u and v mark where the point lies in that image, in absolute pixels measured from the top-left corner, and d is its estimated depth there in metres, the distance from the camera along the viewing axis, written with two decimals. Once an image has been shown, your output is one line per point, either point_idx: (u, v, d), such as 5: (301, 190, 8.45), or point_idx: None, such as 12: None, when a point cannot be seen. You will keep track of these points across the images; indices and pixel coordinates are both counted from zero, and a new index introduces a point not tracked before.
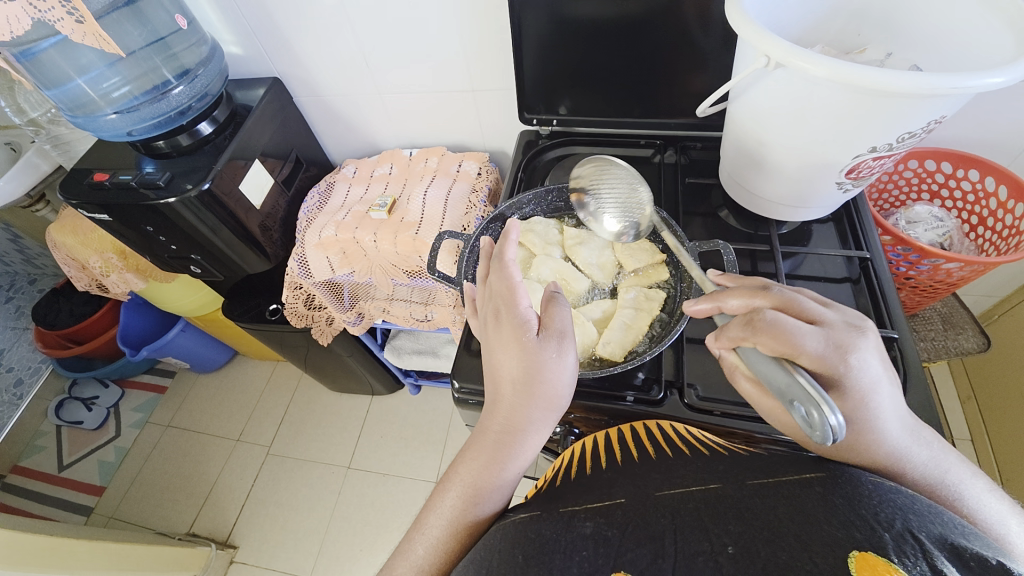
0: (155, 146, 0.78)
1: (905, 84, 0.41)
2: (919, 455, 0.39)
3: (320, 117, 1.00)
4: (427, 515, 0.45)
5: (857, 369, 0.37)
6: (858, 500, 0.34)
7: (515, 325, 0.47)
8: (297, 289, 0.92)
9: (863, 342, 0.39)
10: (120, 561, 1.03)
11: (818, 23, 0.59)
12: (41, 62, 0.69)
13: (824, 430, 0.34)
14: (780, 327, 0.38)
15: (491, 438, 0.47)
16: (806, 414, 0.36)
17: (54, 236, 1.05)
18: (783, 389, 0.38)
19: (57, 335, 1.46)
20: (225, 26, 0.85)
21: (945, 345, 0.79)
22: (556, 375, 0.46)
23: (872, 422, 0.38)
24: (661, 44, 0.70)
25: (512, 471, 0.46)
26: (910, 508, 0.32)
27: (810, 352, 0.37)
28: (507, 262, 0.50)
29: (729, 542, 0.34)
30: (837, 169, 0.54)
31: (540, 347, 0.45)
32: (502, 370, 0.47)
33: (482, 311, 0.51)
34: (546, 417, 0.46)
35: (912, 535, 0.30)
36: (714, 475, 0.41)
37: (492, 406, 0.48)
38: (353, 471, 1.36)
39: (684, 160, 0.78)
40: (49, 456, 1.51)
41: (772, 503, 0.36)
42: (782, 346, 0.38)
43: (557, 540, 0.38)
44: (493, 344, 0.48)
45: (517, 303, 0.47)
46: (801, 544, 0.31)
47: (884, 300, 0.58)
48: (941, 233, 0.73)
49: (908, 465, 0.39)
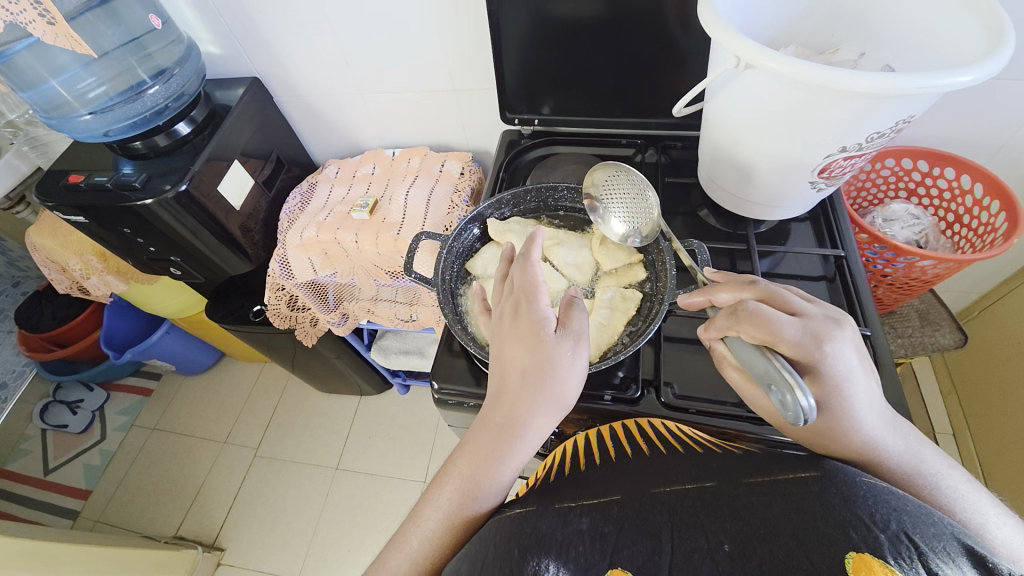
0: (133, 146, 0.77)
1: (871, 84, 0.41)
2: (895, 448, 0.40)
3: (302, 118, 1.00)
4: (425, 508, 0.45)
5: (831, 359, 0.39)
6: (854, 500, 0.33)
7: (533, 323, 0.46)
8: (280, 291, 0.92)
9: (841, 334, 0.40)
10: (105, 566, 1.02)
11: (792, 23, 0.59)
12: (16, 64, 0.69)
13: (797, 411, 0.37)
14: (761, 316, 0.40)
15: (493, 429, 0.46)
16: (781, 397, 0.38)
17: (33, 238, 1.04)
18: (763, 374, 0.40)
19: (40, 338, 1.42)
20: (203, 25, 0.84)
21: (922, 341, 0.80)
22: (566, 374, 0.46)
23: (844, 409, 0.40)
24: (639, 43, 0.70)
25: (510, 466, 0.45)
26: (905, 508, 0.32)
27: (788, 339, 0.39)
28: (533, 260, 0.48)
29: (726, 540, 0.34)
30: (809, 169, 0.54)
31: (557, 345, 0.45)
32: (513, 362, 0.46)
33: (499, 305, 0.50)
34: (550, 415, 0.46)
35: (908, 537, 0.30)
36: (708, 472, 0.41)
37: (496, 397, 0.47)
38: (341, 472, 1.36)
39: (665, 159, 0.78)
40: (34, 460, 1.49)
41: (767, 501, 0.36)
42: (763, 334, 0.40)
43: (553, 534, 0.38)
44: (506, 336, 0.47)
45: (538, 302, 0.47)
46: (799, 544, 0.31)
47: (857, 297, 0.59)
48: (916, 231, 0.74)
49: (884, 456, 0.40)
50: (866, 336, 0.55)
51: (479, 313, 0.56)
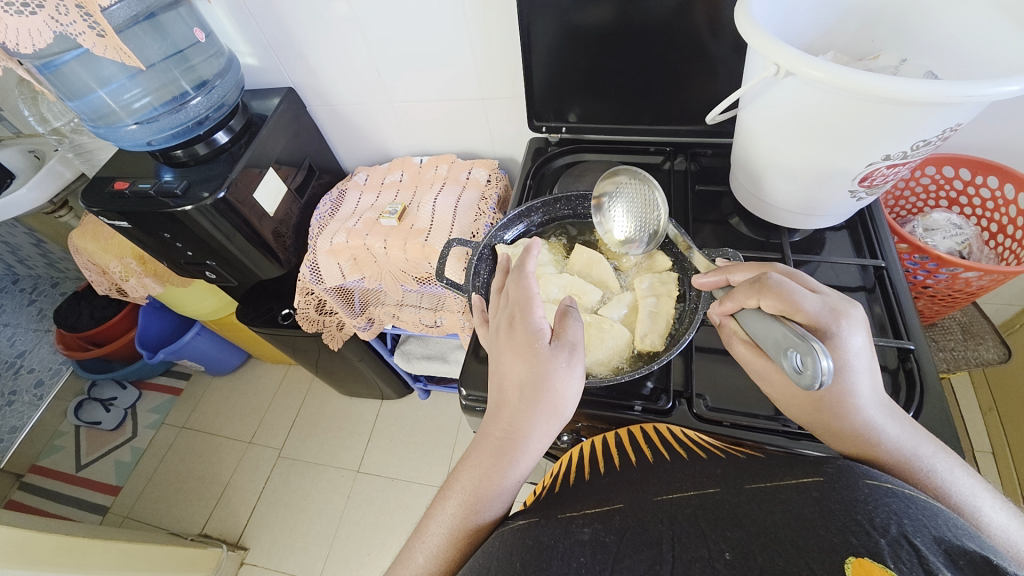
0: (173, 155, 0.81)
1: (919, 92, 0.40)
2: (893, 431, 0.40)
3: (334, 127, 1.02)
4: (428, 523, 0.45)
5: (846, 331, 0.40)
6: (852, 504, 0.32)
7: (528, 333, 0.47)
8: (309, 295, 0.94)
9: (857, 312, 0.41)
10: (131, 561, 1.05)
11: (832, 29, 0.58)
12: (64, 74, 0.72)
13: (815, 373, 0.36)
14: (783, 287, 0.43)
15: (493, 443, 0.46)
16: (803, 361, 0.38)
17: (76, 242, 1.09)
18: (781, 341, 0.40)
19: (78, 337, 1.49)
20: (242, 37, 0.87)
21: (965, 356, 0.77)
22: (563, 385, 0.46)
23: (846, 390, 0.41)
24: (669, 51, 0.69)
25: (512, 478, 0.45)
26: (905, 512, 0.31)
27: (806, 310, 0.41)
28: (527, 274, 0.50)
29: (727, 548, 0.33)
30: (850, 177, 0.53)
31: (552, 356, 0.46)
32: (510, 377, 0.47)
33: (495, 317, 0.51)
34: (549, 426, 0.46)
35: (908, 541, 0.29)
36: (711, 479, 0.41)
37: (496, 411, 0.48)
38: (362, 475, 1.37)
39: (695, 167, 0.77)
40: (68, 456, 1.55)
41: (769, 508, 0.35)
42: (783, 304, 0.43)
43: (554, 547, 0.38)
44: (502, 347, 0.49)
45: (532, 312, 0.48)
46: (797, 551, 0.31)
47: (899, 309, 0.57)
48: (959, 241, 0.71)
49: (883, 438, 0.40)
50: (910, 350, 0.53)
51: (479, 323, 0.56)
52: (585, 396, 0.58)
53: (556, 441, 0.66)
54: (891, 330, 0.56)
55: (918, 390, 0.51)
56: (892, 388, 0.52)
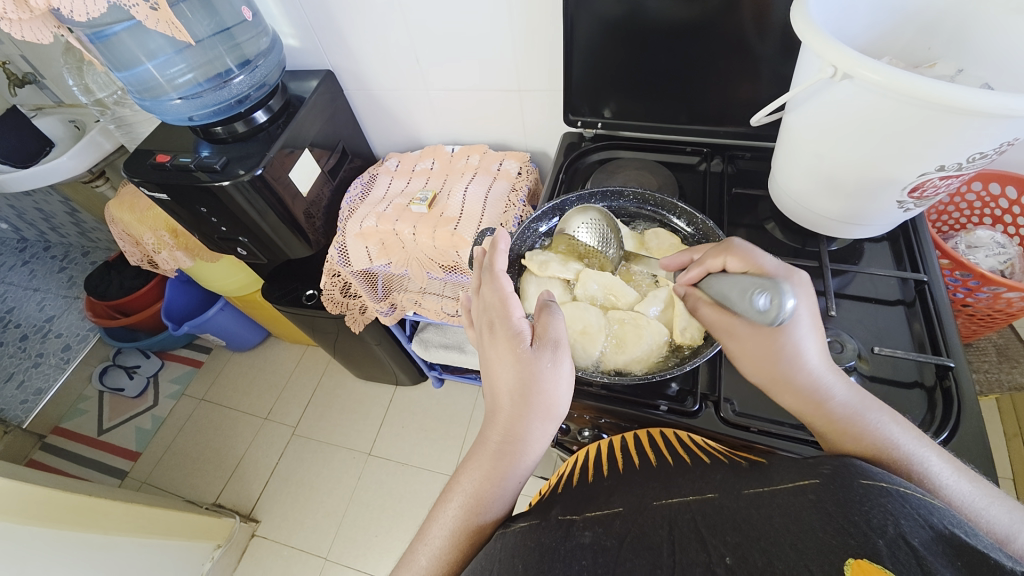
0: (213, 131, 0.82)
1: (980, 101, 0.39)
2: (839, 392, 0.41)
3: (368, 112, 1.03)
4: (431, 525, 0.45)
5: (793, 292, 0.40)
6: (849, 505, 0.31)
7: (510, 336, 0.47)
8: (335, 276, 0.95)
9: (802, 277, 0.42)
10: (146, 525, 1.08)
11: (887, 33, 0.57)
12: (113, 44, 0.74)
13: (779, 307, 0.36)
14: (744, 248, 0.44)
15: (491, 448, 0.46)
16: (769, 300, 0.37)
17: (113, 212, 1.12)
18: (744, 287, 0.40)
19: (106, 305, 1.53)
20: (286, 19, 0.88)
21: (998, 378, 0.75)
22: (552, 386, 0.46)
23: (792, 355, 0.41)
24: (714, 50, 0.68)
25: (513, 481, 0.46)
26: (900, 511, 0.30)
27: (765, 267, 0.42)
28: (499, 274, 0.51)
29: (727, 553, 0.33)
30: (900, 187, 0.51)
31: (535, 357, 0.46)
32: (499, 383, 0.47)
33: (477, 323, 0.52)
34: (545, 428, 0.47)
35: (906, 541, 0.28)
36: (710, 484, 0.40)
37: (491, 417, 0.48)
38: (373, 458, 1.39)
39: (731, 169, 0.76)
40: (91, 419, 1.60)
41: (768, 513, 0.34)
42: (744, 261, 0.43)
43: (556, 549, 0.38)
44: (489, 354, 0.49)
45: (510, 315, 0.48)
46: (797, 553, 0.30)
47: (939, 327, 0.55)
48: (1002, 260, 0.69)
49: (829, 397, 0.41)
50: (949, 367, 0.52)
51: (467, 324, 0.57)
52: (607, 393, 0.57)
53: (576, 435, 0.68)
54: (930, 346, 0.55)
55: (955, 407, 0.49)
56: (925, 405, 0.51)
